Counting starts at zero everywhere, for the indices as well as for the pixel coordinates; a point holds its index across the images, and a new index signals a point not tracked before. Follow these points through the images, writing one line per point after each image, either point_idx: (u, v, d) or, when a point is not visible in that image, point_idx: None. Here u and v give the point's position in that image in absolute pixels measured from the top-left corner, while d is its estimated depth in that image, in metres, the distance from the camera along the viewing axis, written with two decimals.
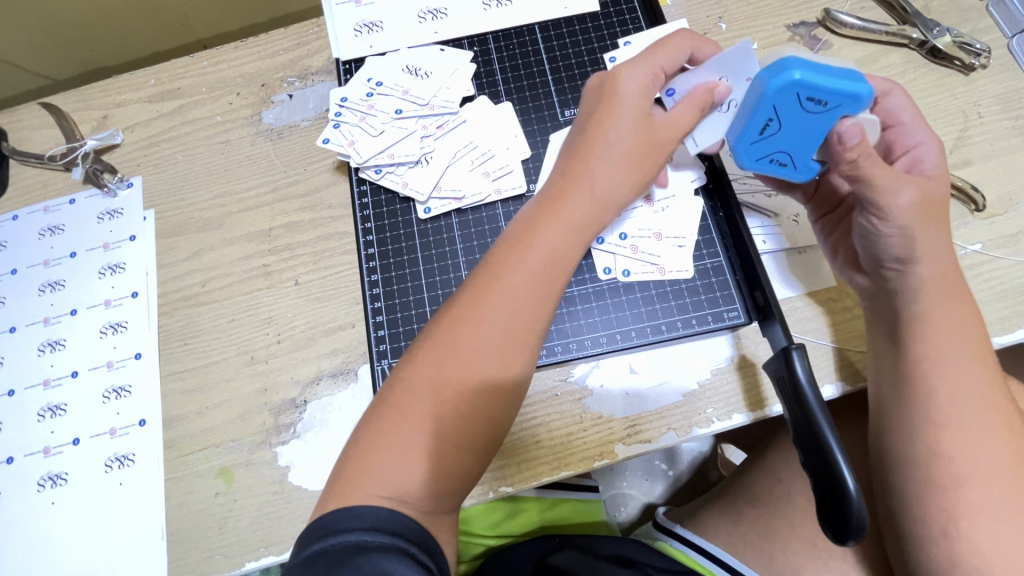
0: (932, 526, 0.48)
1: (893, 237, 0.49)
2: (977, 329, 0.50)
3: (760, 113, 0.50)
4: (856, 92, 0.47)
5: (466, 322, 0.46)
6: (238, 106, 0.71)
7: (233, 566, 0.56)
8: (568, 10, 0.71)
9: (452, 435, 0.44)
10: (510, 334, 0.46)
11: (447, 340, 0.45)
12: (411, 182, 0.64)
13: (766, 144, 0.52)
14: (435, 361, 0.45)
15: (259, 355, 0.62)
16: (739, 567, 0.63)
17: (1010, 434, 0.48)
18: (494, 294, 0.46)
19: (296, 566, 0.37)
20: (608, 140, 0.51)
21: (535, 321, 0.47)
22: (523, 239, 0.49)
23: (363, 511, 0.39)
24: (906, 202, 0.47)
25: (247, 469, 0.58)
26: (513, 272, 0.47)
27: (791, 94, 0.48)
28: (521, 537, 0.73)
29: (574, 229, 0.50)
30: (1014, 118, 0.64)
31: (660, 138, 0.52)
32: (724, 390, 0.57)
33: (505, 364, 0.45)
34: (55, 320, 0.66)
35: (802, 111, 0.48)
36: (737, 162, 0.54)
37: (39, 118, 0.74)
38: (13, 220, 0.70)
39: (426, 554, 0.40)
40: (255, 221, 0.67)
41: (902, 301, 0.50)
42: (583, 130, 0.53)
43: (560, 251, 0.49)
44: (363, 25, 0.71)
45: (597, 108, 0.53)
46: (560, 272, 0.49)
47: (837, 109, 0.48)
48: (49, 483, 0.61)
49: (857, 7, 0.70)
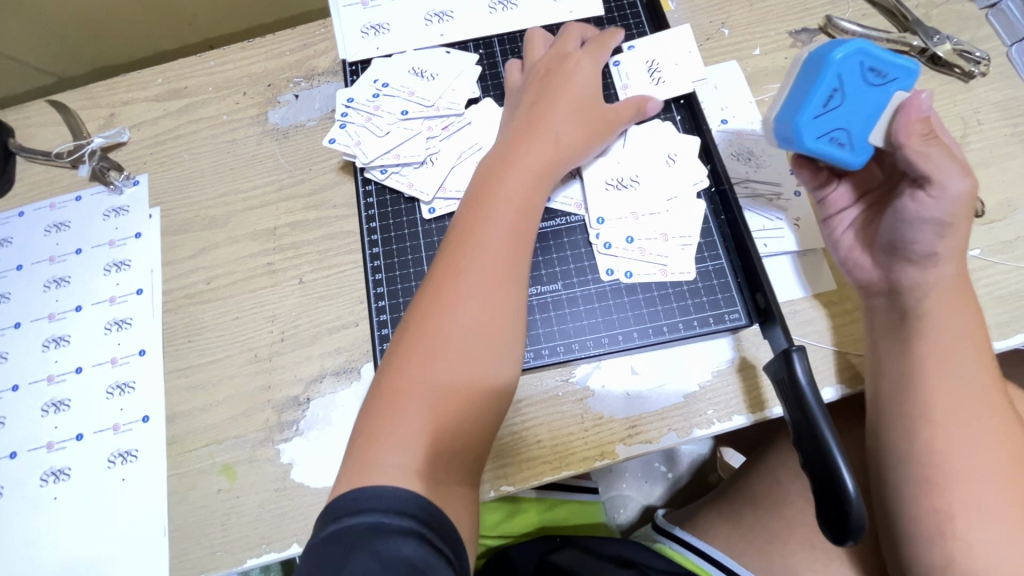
0: (929, 525, 0.48)
1: (934, 225, 0.50)
2: (977, 329, 0.51)
3: (827, 81, 0.50)
4: (909, 65, 0.50)
5: (454, 264, 0.49)
6: (244, 106, 0.72)
7: (235, 563, 0.56)
8: (573, 14, 0.71)
9: (454, 381, 0.45)
10: (496, 263, 0.49)
11: (433, 287, 0.49)
12: (416, 182, 0.65)
13: (829, 118, 0.52)
14: (433, 303, 0.48)
15: (262, 353, 0.62)
16: (735, 568, 0.63)
17: (1003, 433, 0.48)
18: (478, 233, 0.50)
19: (314, 548, 0.38)
20: (565, 108, 0.58)
21: (516, 246, 0.51)
22: (492, 191, 0.53)
23: (383, 491, 0.40)
24: (961, 188, 0.48)
25: (249, 466, 0.59)
26: (491, 212, 0.51)
27: (856, 62, 0.50)
28: (521, 537, 0.73)
29: (540, 170, 0.55)
30: (1012, 125, 0.65)
31: (604, 113, 0.60)
32: (724, 392, 0.58)
33: (495, 289, 0.48)
34: (60, 316, 0.66)
35: (864, 83, 0.51)
36: (800, 139, 0.52)
37: (46, 116, 0.74)
38: (19, 216, 0.71)
39: (442, 541, 0.40)
40: (260, 220, 0.67)
41: (912, 299, 0.51)
42: (540, 98, 0.59)
43: (530, 188, 0.54)
44: (370, 27, 0.72)
45: (550, 81, 0.60)
46: (531, 207, 0.53)
47: (893, 84, 0.51)
48: (52, 478, 0.61)
49: (859, 14, 0.71)
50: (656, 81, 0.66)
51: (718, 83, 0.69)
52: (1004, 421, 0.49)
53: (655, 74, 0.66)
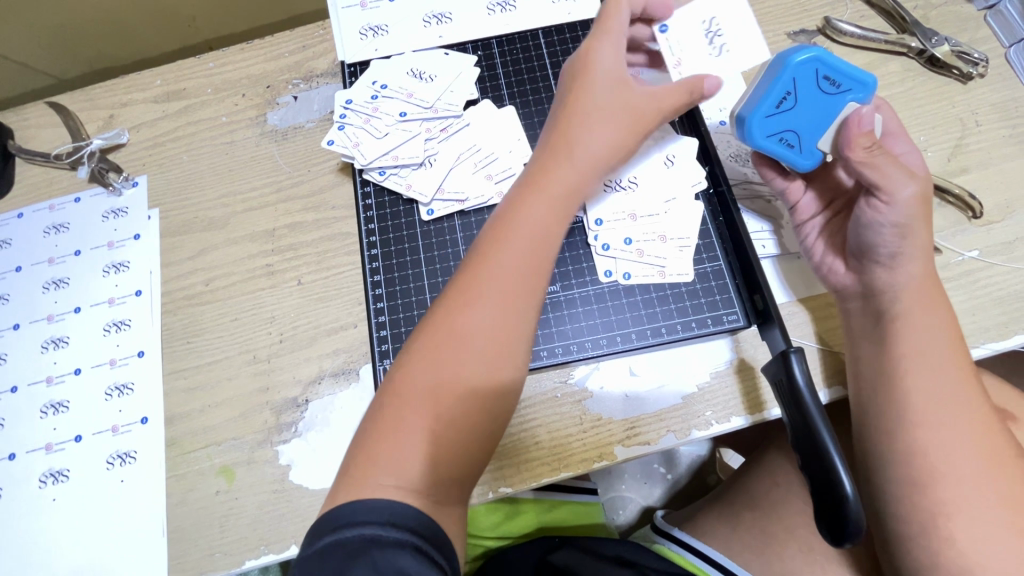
0: (915, 525, 0.48)
1: (893, 227, 0.50)
2: (952, 328, 0.51)
3: (780, 84, 0.54)
4: (864, 78, 0.53)
5: (463, 301, 0.46)
6: (244, 107, 0.72)
7: (233, 564, 0.56)
8: (570, 16, 0.72)
9: (451, 419, 0.44)
10: (507, 303, 0.47)
11: (441, 318, 0.46)
12: (414, 183, 0.65)
13: (780, 120, 0.55)
14: (432, 341, 0.46)
15: (261, 354, 0.62)
16: (733, 568, 0.63)
17: (982, 431, 0.48)
18: (489, 271, 0.47)
19: (308, 558, 0.38)
20: (594, 112, 0.54)
21: (533, 285, 0.48)
22: (511, 218, 0.49)
23: (379, 505, 0.40)
24: (911, 192, 0.49)
25: (248, 467, 0.59)
26: (503, 248, 0.48)
27: (810, 69, 0.54)
28: (520, 537, 0.74)
29: (561, 197, 0.51)
30: (1011, 126, 0.65)
31: (638, 113, 0.54)
32: (723, 392, 0.58)
33: (506, 330, 0.46)
34: (59, 317, 0.66)
35: (817, 89, 0.54)
36: (749, 136, 0.56)
37: (46, 117, 0.74)
38: (18, 218, 0.71)
39: (439, 552, 0.40)
40: (259, 222, 0.67)
41: (886, 299, 0.51)
42: (562, 110, 0.55)
43: (550, 217, 0.50)
44: (368, 29, 0.72)
45: (572, 86, 0.56)
46: (551, 239, 0.50)
47: (847, 94, 0.54)
48: (50, 479, 0.61)
49: (857, 16, 0.71)
50: (719, 50, 0.60)
51: (715, 85, 0.69)
52: (984, 419, 0.49)
53: (716, 39, 0.60)
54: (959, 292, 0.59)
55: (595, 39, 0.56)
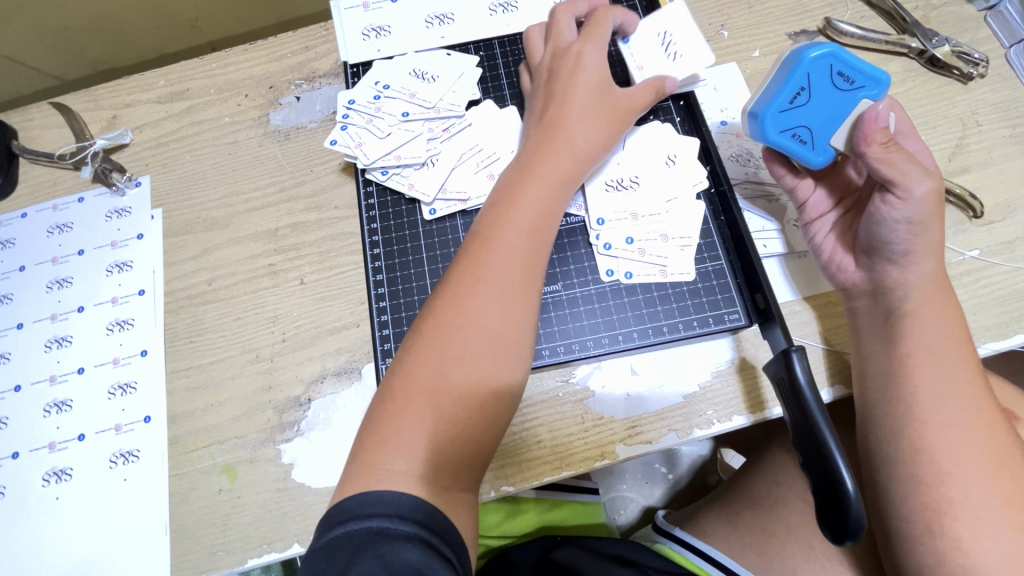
0: (919, 523, 0.48)
1: (907, 224, 0.49)
2: (959, 326, 0.51)
3: (795, 79, 0.55)
4: (879, 75, 0.54)
5: (466, 280, 0.49)
6: (246, 108, 0.72)
7: (236, 563, 0.56)
8: None
9: (460, 394, 0.45)
10: (510, 278, 0.49)
11: (445, 297, 0.49)
12: (417, 183, 0.65)
13: (793, 116, 0.56)
14: (438, 319, 0.48)
15: (264, 353, 0.63)
16: (734, 567, 0.63)
17: (986, 428, 0.49)
18: (492, 250, 0.50)
19: (317, 550, 0.38)
20: (584, 104, 0.58)
21: (531, 261, 0.51)
22: (510, 202, 0.52)
23: (386, 497, 0.40)
24: (926, 189, 0.48)
25: (250, 466, 0.59)
26: (504, 228, 0.51)
27: (825, 65, 0.54)
28: (522, 537, 0.74)
29: (555, 182, 0.55)
30: (1011, 126, 0.65)
31: (619, 110, 0.59)
32: (724, 392, 0.58)
33: (508, 304, 0.48)
34: (62, 317, 0.67)
35: (832, 85, 0.55)
36: (762, 131, 0.57)
37: (50, 118, 0.75)
38: (22, 217, 0.71)
39: (446, 545, 0.40)
40: (262, 221, 0.68)
41: (894, 298, 0.52)
42: (554, 102, 0.59)
43: (546, 199, 0.53)
44: (371, 30, 0.72)
45: (563, 79, 0.59)
46: (549, 218, 0.53)
47: (861, 91, 0.55)
48: (54, 478, 0.61)
49: (857, 16, 0.71)
50: (672, 57, 0.64)
51: (717, 86, 0.69)
52: (988, 416, 0.49)
53: (670, 48, 0.64)
54: (960, 292, 0.59)
55: (584, 39, 0.61)
